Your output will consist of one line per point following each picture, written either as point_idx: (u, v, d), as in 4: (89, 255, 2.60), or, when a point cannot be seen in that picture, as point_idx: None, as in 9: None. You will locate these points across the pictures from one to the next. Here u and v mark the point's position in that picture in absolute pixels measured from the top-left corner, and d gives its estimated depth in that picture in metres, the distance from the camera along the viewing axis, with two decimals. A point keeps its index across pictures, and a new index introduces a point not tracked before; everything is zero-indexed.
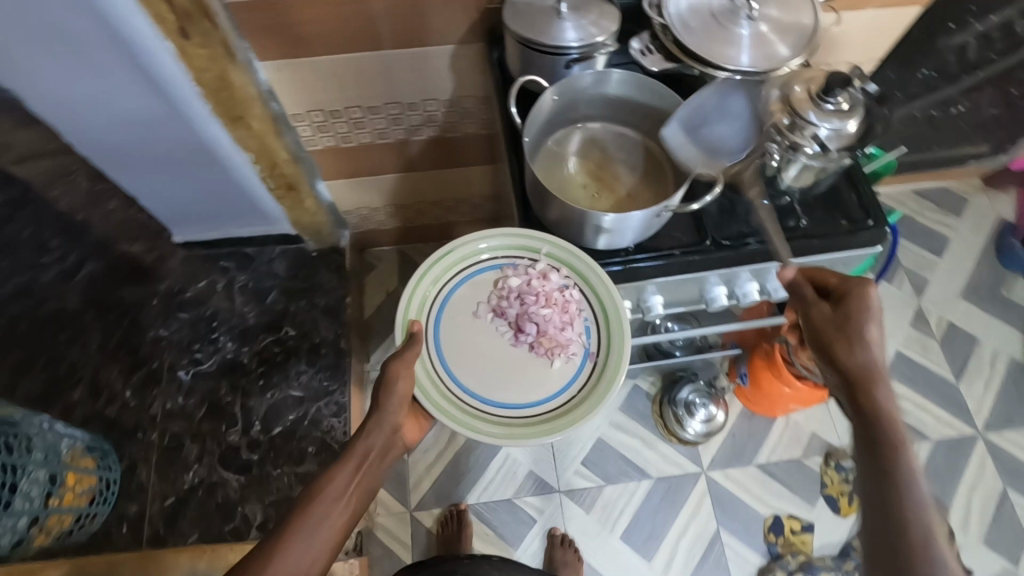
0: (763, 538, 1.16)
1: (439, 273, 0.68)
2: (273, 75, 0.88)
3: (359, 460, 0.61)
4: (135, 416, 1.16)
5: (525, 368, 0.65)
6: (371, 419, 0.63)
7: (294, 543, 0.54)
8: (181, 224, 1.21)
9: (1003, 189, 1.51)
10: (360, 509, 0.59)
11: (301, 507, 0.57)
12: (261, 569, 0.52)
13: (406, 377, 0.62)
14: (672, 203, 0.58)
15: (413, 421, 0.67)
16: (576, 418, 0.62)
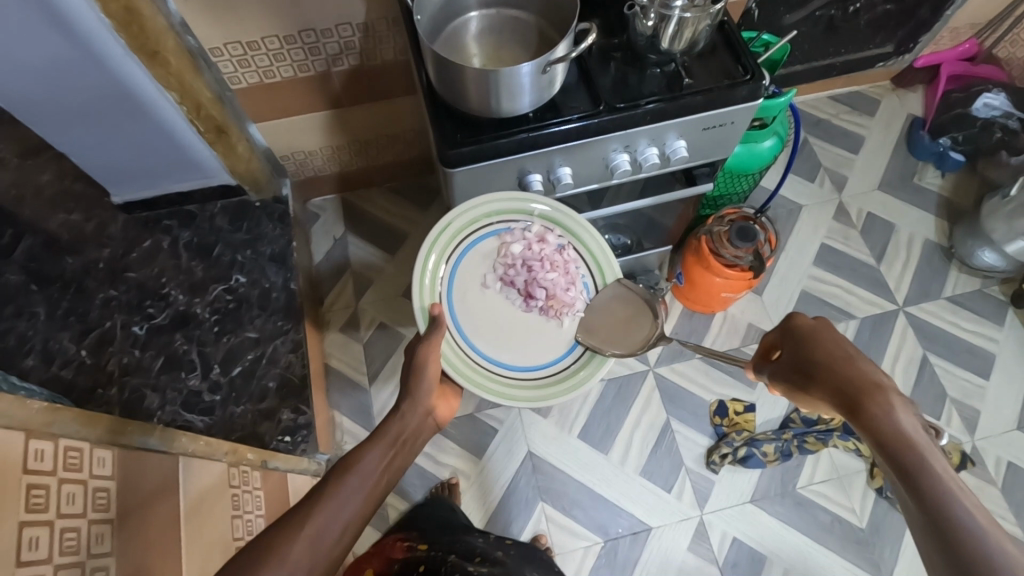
0: (710, 421, 1.24)
1: (441, 253, 0.75)
2: (184, 6, 0.90)
3: (394, 435, 0.64)
4: (91, 375, 1.15)
5: (536, 328, 0.75)
6: (405, 402, 0.67)
7: (330, 503, 0.55)
8: (118, 184, 1.22)
9: (911, 88, 1.60)
10: (390, 487, 0.61)
11: (335, 475, 0.58)
12: (296, 531, 0.52)
13: (433, 351, 0.69)
14: (554, 57, 0.63)
15: (443, 399, 0.74)
16: (584, 372, 0.74)
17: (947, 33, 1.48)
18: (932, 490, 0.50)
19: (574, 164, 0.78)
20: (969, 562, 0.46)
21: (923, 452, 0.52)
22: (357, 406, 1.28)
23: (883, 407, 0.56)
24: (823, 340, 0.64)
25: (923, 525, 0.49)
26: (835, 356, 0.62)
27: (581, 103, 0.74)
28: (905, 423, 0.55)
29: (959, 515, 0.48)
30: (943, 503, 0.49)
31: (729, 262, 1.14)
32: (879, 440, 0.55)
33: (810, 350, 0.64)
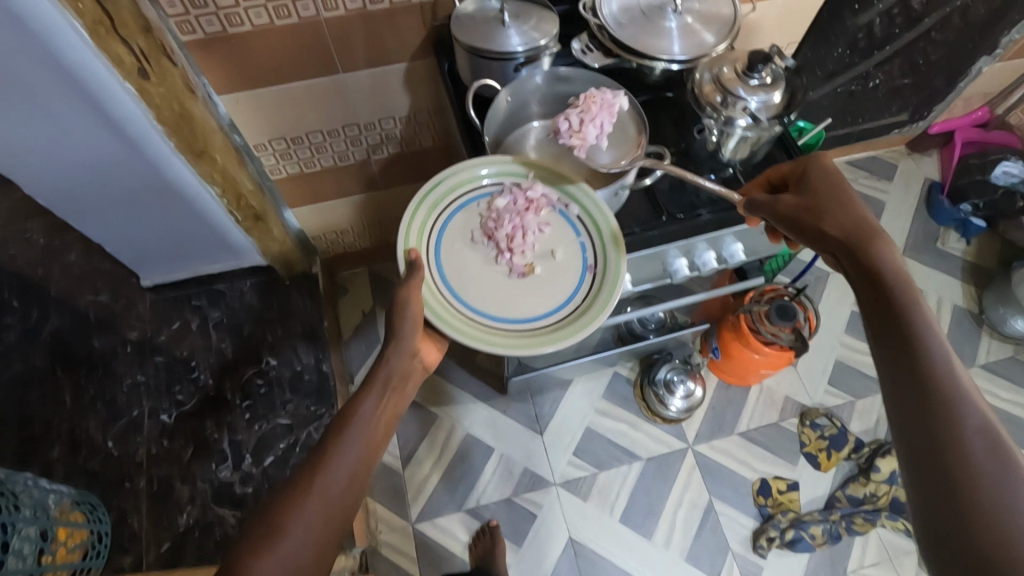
0: (753, 501, 1.21)
1: (430, 206, 0.70)
2: (232, 107, 0.90)
3: (382, 385, 0.62)
4: (119, 467, 1.14)
5: (518, 283, 0.69)
6: (388, 346, 0.64)
7: (329, 463, 0.54)
8: (146, 266, 1.21)
9: (927, 152, 1.63)
10: (389, 431, 0.61)
11: (334, 429, 0.57)
12: (304, 491, 0.52)
13: (416, 297, 0.64)
14: (626, 184, 0.69)
15: (431, 345, 0.70)
16: (575, 327, 0.65)
17: (961, 101, 1.51)
18: (927, 359, 0.47)
19: (632, 269, 0.78)
20: (938, 420, 0.44)
21: (924, 320, 0.49)
22: (390, 491, 1.21)
23: (891, 270, 0.53)
24: (840, 207, 0.60)
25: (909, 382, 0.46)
26: (857, 225, 0.58)
27: (640, 211, 0.76)
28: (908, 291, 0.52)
29: (954, 388, 0.45)
30: (932, 372, 0.46)
31: (767, 340, 1.12)
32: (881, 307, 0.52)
33: (829, 213, 0.60)
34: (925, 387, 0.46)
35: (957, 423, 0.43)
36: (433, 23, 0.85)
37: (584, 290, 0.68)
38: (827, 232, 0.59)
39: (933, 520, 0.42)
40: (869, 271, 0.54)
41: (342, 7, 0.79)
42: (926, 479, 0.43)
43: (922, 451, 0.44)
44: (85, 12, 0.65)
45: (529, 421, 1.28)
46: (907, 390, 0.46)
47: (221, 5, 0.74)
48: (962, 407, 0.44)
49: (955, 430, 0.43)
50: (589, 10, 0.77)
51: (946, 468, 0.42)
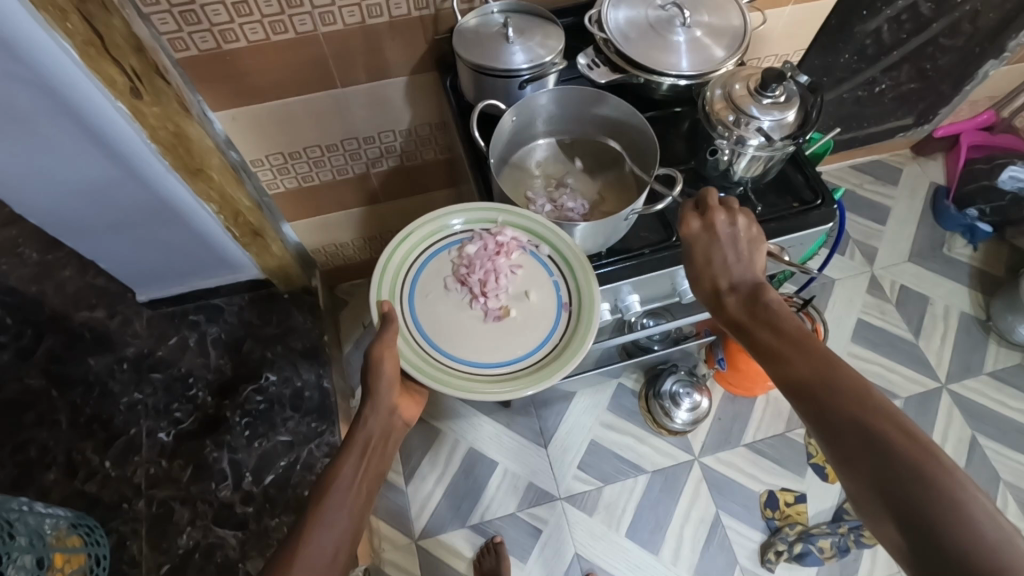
0: (761, 514, 1.20)
1: (404, 254, 0.67)
2: (229, 125, 0.88)
3: (362, 449, 0.63)
4: (117, 489, 1.13)
5: (493, 328, 0.65)
6: (366, 406, 0.65)
7: (314, 530, 0.55)
8: (143, 283, 1.19)
9: (932, 156, 1.61)
10: (373, 494, 0.62)
11: (318, 494, 0.58)
12: (289, 562, 0.52)
13: (389, 350, 0.62)
14: (637, 207, 0.65)
15: (409, 401, 0.70)
16: (555, 369, 0.62)
17: (967, 105, 1.48)
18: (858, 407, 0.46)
19: (641, 290, 0.77)
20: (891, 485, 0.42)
21: (838, 367, 0.48)
22: (394, 508, 1.20)
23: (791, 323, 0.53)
24: (736, 259, 0.60)
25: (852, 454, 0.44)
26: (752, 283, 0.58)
27: (651, 232, 0.74)
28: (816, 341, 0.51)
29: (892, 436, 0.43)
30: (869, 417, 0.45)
31: None
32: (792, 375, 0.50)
33: (726, 269, 0.59)
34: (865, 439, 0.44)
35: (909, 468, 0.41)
36: (434, 37, 0.83)
37: (561, 328, 0.65)
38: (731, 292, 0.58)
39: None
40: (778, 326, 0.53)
41: (341, 21, 0.76)
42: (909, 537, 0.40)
43: (893, 510, 0.41)
44: (74, 33, 0.64)
45: (533, 435, 1.27)
46: (857, 459, 0.44)
47: (215, 21, 0.72)
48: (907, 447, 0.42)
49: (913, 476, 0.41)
50: (595, 24, 0.75)
51: (923, 516, 0.40)
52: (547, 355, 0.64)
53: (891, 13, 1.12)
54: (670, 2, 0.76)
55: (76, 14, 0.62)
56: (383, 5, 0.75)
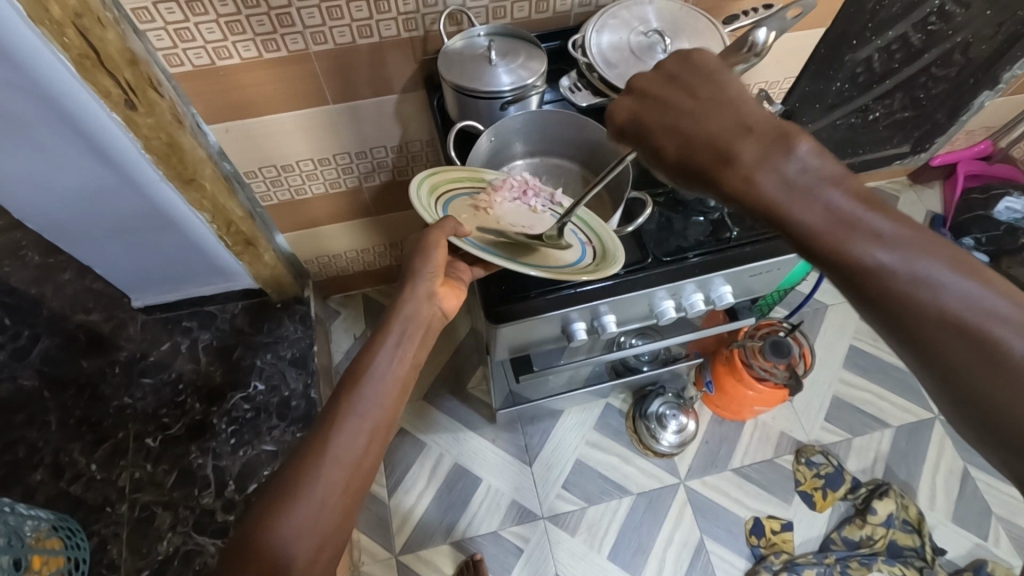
0: (746, 541, 1.18)
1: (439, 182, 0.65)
2: (223, 136, 0.89)
3: (399, 334, 0.60)
4: (101, 491, 1.14)
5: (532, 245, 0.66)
6: (406, 287, 0.63)
7: (347, 416, 0.53)
8: (138, 288, 1.21)
9: (928, 184, 1.61)
10: (410, 381, 0.59)
11: (351, 379, 0.56)
12: (322, 445, 0.51)
13: (440, 236, 0.61)
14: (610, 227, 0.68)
15: (451, 291, 0.66)
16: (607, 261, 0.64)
17: (963, 135, 1.48)
18: (911, 273, 0.38)
19: (618, 310, 0.77)
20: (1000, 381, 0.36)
21: (893, 226, 0.39)
22: (376, 521, 1.19)
23: (809, 174, 0.41)
24: (706, 110, 0.45)
25: (949, 339, 0.37)
26: (734, 129, 0.44)
27: (627, 253, 0.75)
28: (855, 191, 0.40)
29: (955, 305, 0.37)
30: (926, 287, 0.38)
31: (761, 376, 1.10)
32: (856, 269, 0.39)
33: (700, 125, 0.45)
34: (927, 318, 0.37)
35: (978, 340, 0.36)
36: (422, 57, 0.84)
37: (584, 245, 0.68)
38: (723, 147, 0.43)
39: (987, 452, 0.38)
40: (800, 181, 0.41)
41: (332, 41, 0.78)
42: (968, 414, 0.37)
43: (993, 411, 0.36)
44: (70, 46, 0.65)
45: (519, 452, 1.27)
46: (955, 347, 0.37)
47: (209, 38, 0.74)
48: (973, 318, 0.37)
49: (977, 351, 0.36)
50: (578, 49, 0.76)
51: (986, 393, 0.36)
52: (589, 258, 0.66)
53: (881, 43, 1.13)
54: (652, 28, 0.77)
55: (73, 27, 0.64)
56: (373, 25, 0.77)
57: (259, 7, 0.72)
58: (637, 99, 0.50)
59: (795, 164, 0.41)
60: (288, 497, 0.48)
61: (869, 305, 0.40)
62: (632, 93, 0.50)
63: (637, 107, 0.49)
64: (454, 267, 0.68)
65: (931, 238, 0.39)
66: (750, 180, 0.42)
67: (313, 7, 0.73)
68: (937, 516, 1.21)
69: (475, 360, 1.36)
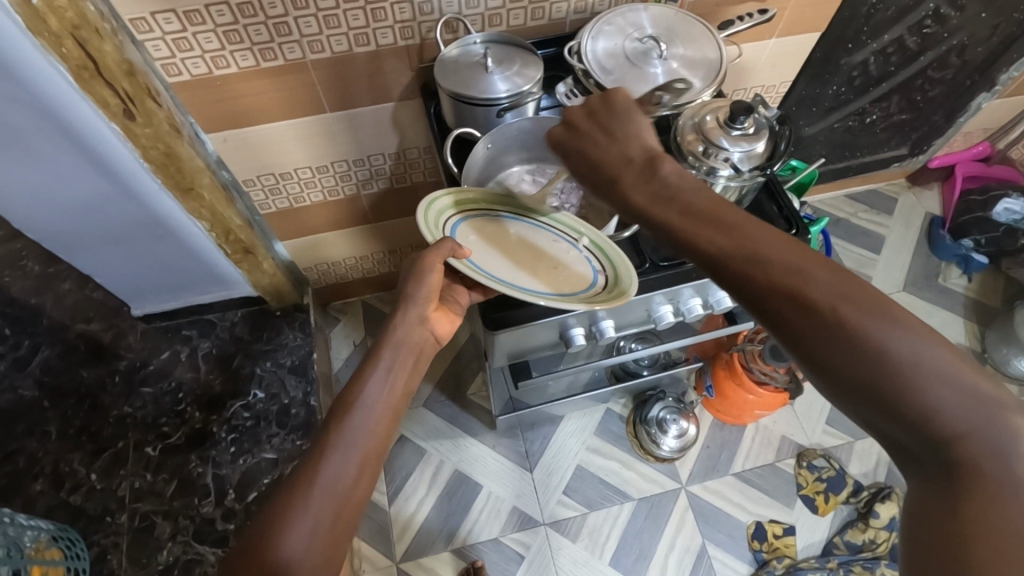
0: (748, 546, 1.18)
1: (446, 206, 0.67)
2: (221, 145, 0.89)
3: (390, 360, 0.61)
4: (101, 501, 1.14)
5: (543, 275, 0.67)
6: (398, 312, 0.64)
7: (338, 442, 0.53)
8: (138, 297, 1.21)
9: (927, 186, 1.61)
10: (401, 408, 0.60)
11: (342, 406, 0.56)
12: (312, 473, 0.51)
13: (434, 259, 0.62)
14: (606, 235, 0.68)
15: (443, 316, 0.68)
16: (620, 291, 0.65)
17: (961, 137, 1.48)
18: (794, 286, 0.44)
19: (616, 316, 0.77)
20: (862, 359, 0.42)
21: (774, 248, 0.46)
22: (376, 528, 1.19)
23: (700, 208, 0.49)
24: (607, 142, 0.56)
25: (808, 325, 0.43)
26: (622, 160, 0.54)
27: (625, 259, 0.75)
28: (738, 219, 0.48)
29: (839, 312, 0.42)
30: (814, 299, 0.43)
31: (761, 380, 1.10)
32: (717, 264, 0.47)
33: (600, 154, 0.56)
34: (813, 322, 0.43)
35: (863, 344, 0.42)
36: (419, 65, 0.85)
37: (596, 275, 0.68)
38: (617, 178, 0.54)
39: (902, 453, 0.42)
40: (690, 212, 0.49)
41: (329, 50, 0.79)
42: (873, 417, 0.42)
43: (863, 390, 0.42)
44: (69, 58, 0.65)
45: (519, 458, 1.26)
46: (819, 333, 0.43)
47: (207, 48, 0.74)
48: (857, 322, 0.42)
49: (863, 353, 0.41)
50: (573, 56, 0.76)
51: (879, 387, 0.41)
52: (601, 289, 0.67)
53: (876, 45, 1.13)
54: (647, 35, 0.77)
55: (71, 39, 0.64)
56: (370, 33, 0.78)
57: (256, 16, 0.72)
58: (564, 130, 0.59)
59: (665, 187, 0.51)
60: (280, 525, 0.48)
61: (763, 318, 0.46)
62: (564, 124, 0.59)
63: (564, 136, 0.59)
64: (451, 290, 0.70)
65: (812, 255, 0.45)
66: (642, 210, 0.51)
67: (310, 16, 0.73)
68: None
69: (475, 366, 1.36)
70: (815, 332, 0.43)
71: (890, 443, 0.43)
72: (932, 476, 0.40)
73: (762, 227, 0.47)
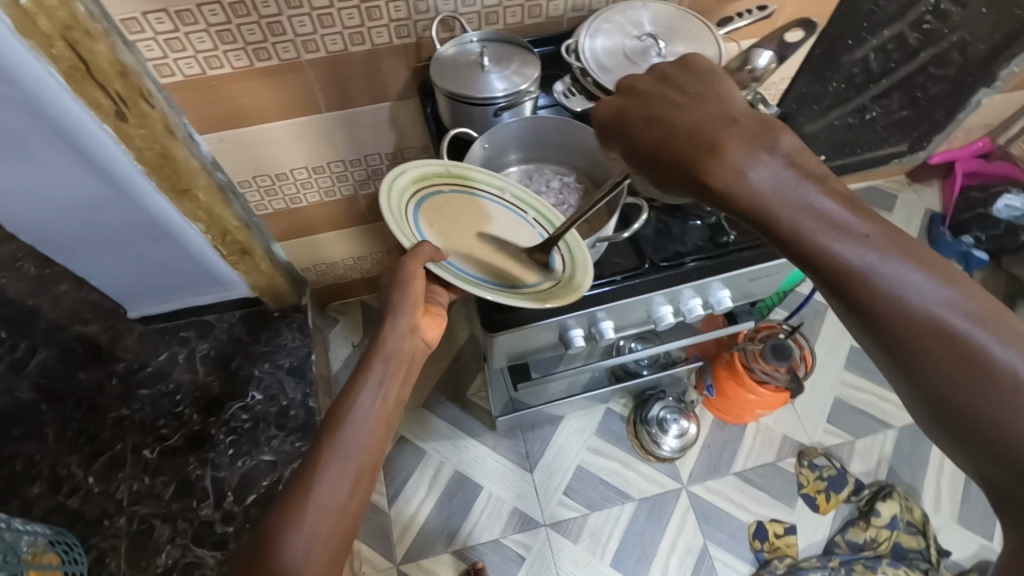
0: (749, 545, 1.17)
1: (403, 188, 0.63)
2: (216, 146, 0.88)
3: (381, 373, 0.59)
4: (99, 505, 1.13)
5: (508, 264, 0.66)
6: (387, 322, 0.62)
7: (331, 459, 0.53)
8: (134, 299, 1.20)
9: (928, 182, 1.60)
10: (394, 420, 0.59)
11: (333, 422, 0.55)
12: (305, 492, 0.50)
13: (418, 267, 0.60)
14: (604, 236, 0.67)
15: (432, 321, 0.66)
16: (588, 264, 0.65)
17: (961, 133, 1.47)
18: (944, 316, 0.38)
19: (615, 316, 0.76)
20: (992, 406, 0.37)
21: (912, 263, 0.39)
22: (376, 530, 1.18)
23: (826, 201, 0.40)
24: (688, 104, 0.46)
25: (933, 359, 0.38)
26: (720, 122, 0.43)
27: (623, 258, 0.74)
28: (882, 226, 0.39)
29: (991, 354, 0.37)
30: (950, 328, 0.38)
31: (762, 379, 1.09)
32: (830, 275, 0.40)
33: (679, 119, 0.45)
34: (956, 358, 0.38)
35: (1018, 395, 0.36)
36: (416, 64, 0.84)
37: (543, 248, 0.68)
38: (716, 144, 0.42)
39: (1006, 506, 0.39)
40: (823, 208, 0.40)
41: (324, 49, 0.78)
42: (987, 465, 0.38)
43: (980, 437, 0.38)
44: (60, 58, 0.65)
45: (519, 459, 1.26)
46: (942, 369, 0.38)
47: (200, 48, 0.73)
48: (1013, 365, 0.36)
49: (1017, 402, 0.36)
50: (571, 54, 0.76)
51: (1008, 437, 0.37)
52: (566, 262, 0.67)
53: (876, 42, 1.12)
54: (646, 32, 0.77)
55: (61, 39, 0.63)
56: (365, 32, 0.77)
57: (250, 16, 0.71)
58: (623, 96, 0.50)
59: (778, 168, 0.41)
60: (274, 545, 0.48)
61: (893, 345, 0.39)
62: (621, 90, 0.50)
63: (623, 105, 0.49)
64: (431, 291, 0.70)
65: (948, 274, 0.39)
66: (756, 192, 0.41)
67: (304, 15, 0.73)
68: (941, 518, 1.20)
69: (474, 367, 1.35)
70: (938, 370, 0.38)
71: (990, 487, 0.39)
72: None
73: (901, 239, 0.39)
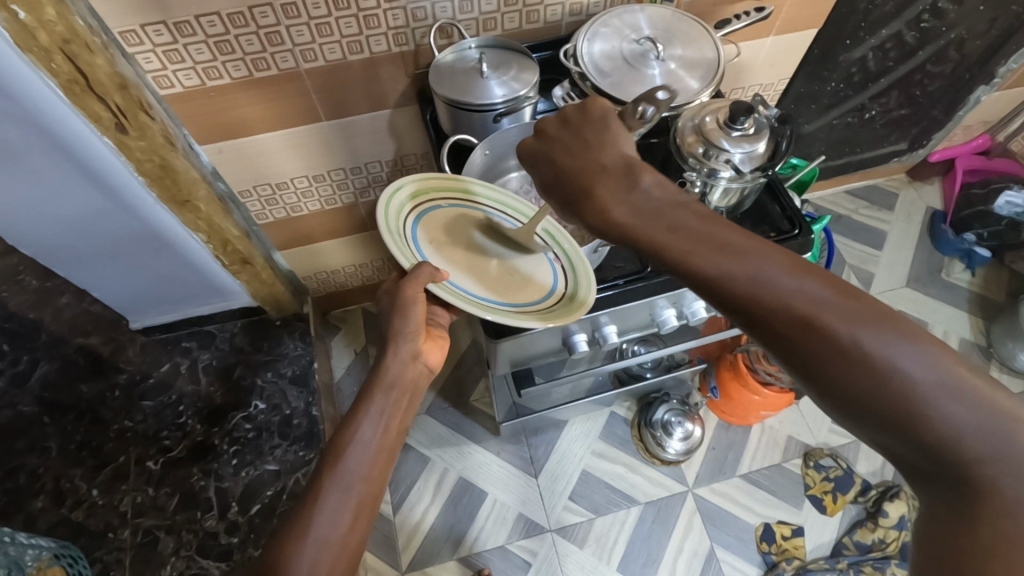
0: (757, 548, 1.17)
1: (402, 201, 0.64)
2: (216, 157, 0.88)
3: (383, 403, 0.59)
4: (103, 517, 1.13)
5: (509, 284, 0.66)
6: (388, 349, 0.62)
7: (331, 492, 0.53)
8: (136, 310, 1.20)
9: (928, 180, 1.60)
10: (396, 450, 0.59)
11: (333, 453, 0.55)
12: (305, 526, 0.50)
13: (415, 290, 0.59)
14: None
15: (434, 345, 0.66)
16: (582, 295, 0.64)
17: (961, 130, 1.47)
18: (798, 302, 0.41)
19: (618, 320, 0.76)
20: (865, 381, 0.39)
21: (772, 261, 0.43)
22: (381, 539, 1.18)
23: (685, 218, 0.46)
24: (578, 150, 0.53)
25: (801, 348, 0.41)
26: (595, 170, 0.51)
27: (625, 262, 0.74)
28: (731, 233, 0.45)
29: (853, 334, 0.39)
30: (814, 314, 0.40)
31: (766, 380, 1.10)
32: (705, 284, 0.44)
33: (570, 162, 0.52)
34: (823, 342, 0.40)
35: (878, 365, 0.38)
36: (415, 71, 0.84)
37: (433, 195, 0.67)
38: (589, 189, 0.50)
39: (913, 470, 0.39)
40: (683, 228, 0.46)
41: (323, 58, 0.78)
42: (887, 439, 0.39)
43: (865, 413, 0.39)
44: (60, 72, 0.65)
45: (523, 464, 1.25)
46: (815, 357, 0.40)
47: (199, 60, 0.73)
48: (863, 341, 0.39)
49: (870, 370, 0.38)
50: (570, 58, 0.75)
51: (886, 408, 0.38)
52: (564, 289, 0.67)
53: (875, 41, 1.12)
54: (644, 36, 0.76)
55: (61, 53, 0.64)
56: (363, 41, 0.77)
57: (248, 26, 0.71)
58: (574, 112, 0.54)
59: (644, 200, 0.48)
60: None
61: (769, 341, 0.42)
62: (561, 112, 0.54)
63: (536, 145, 0.56)
64: (432, 312, 0.70)
65: (805, 268, 0.42)
66: (621, 223, 0.48)
67: (303, 25, 0.73)
68: None
69: (477, 373, 1.35)
70: (810, 356, 0.40)
71: (906, 467, 0.40)
72: (953, 501, 0.37)
73: (756, 244, 0.44)
